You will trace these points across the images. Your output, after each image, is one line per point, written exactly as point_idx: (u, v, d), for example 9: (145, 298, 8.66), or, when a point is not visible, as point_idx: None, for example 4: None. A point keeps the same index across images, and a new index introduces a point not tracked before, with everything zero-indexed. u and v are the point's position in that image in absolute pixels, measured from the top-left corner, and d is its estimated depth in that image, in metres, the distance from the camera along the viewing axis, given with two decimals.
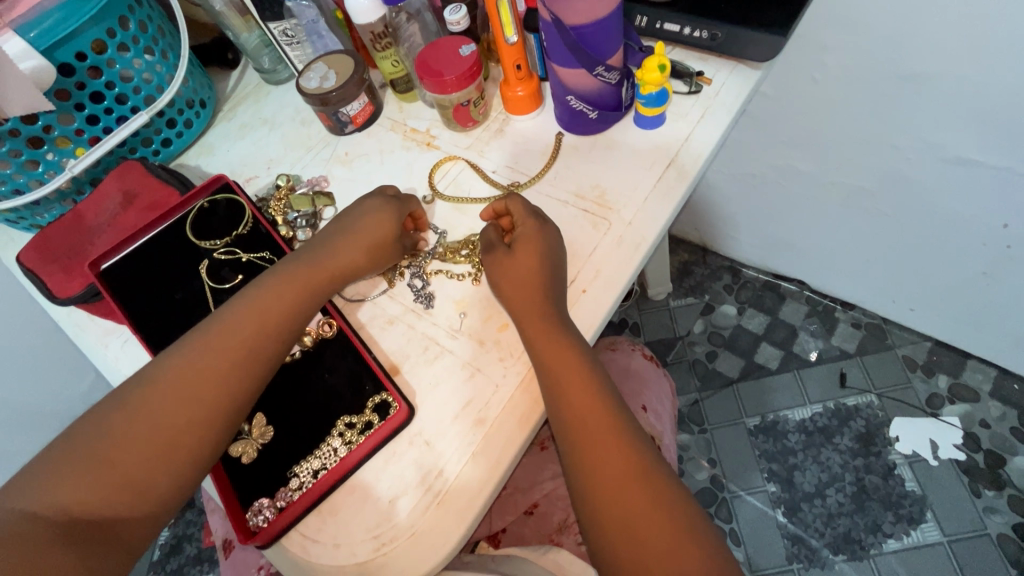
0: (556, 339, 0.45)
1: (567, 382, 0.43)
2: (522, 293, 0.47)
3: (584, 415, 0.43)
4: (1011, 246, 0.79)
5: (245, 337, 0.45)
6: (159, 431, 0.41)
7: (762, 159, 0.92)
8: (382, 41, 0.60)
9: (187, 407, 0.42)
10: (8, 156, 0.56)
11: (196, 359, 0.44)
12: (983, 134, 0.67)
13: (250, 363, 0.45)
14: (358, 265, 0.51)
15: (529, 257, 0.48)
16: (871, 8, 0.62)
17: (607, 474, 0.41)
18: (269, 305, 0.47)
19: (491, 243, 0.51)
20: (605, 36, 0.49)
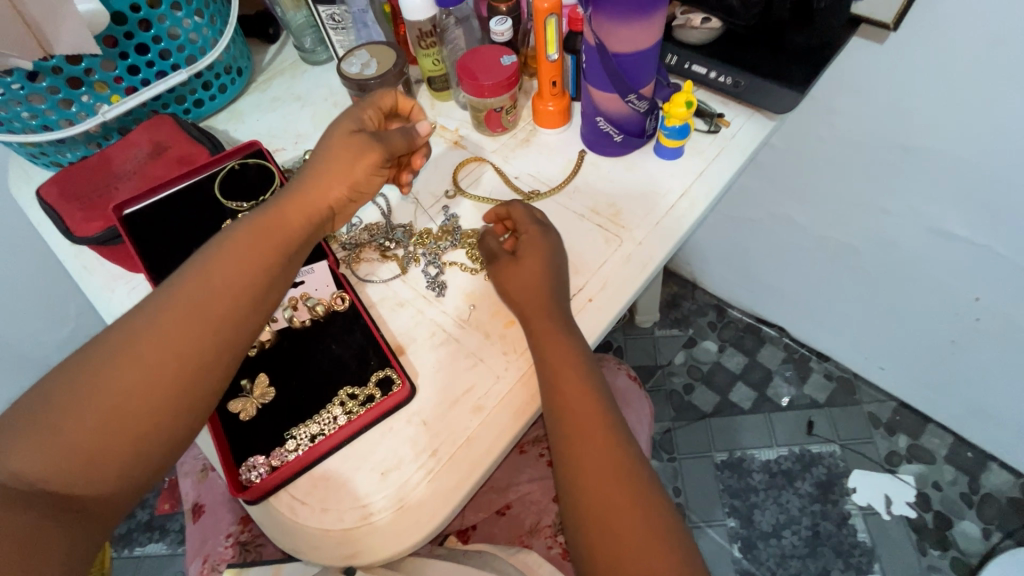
0: (557, 338, 0.47)
1: (564, 379, 0.45)
2: (529, 290, 0.49)
3: (577, 413, 0.45)
4: (979, 319, 0.85)
5: (222, 269, 0.42)
6: (131, 379, 0.38)
7: (761, 206, 0.96)
8: (427, 39, 0.63)
9: (173, 342, 0.39)
10: (45, 92, 0.57)
11: (170, 307, 0.40)
12: (967, 211, 0.73)
13: (239, 287, 0.42)
14: (342, 179, 0.47)
15: (539, 258, 0.51)
16: (881, 80, 0.67)
17: (594, 471, 0.43)
18: (245, 242, 0.44)
19: (493, 251, 0.53)
20: (642, 66, 0.52)
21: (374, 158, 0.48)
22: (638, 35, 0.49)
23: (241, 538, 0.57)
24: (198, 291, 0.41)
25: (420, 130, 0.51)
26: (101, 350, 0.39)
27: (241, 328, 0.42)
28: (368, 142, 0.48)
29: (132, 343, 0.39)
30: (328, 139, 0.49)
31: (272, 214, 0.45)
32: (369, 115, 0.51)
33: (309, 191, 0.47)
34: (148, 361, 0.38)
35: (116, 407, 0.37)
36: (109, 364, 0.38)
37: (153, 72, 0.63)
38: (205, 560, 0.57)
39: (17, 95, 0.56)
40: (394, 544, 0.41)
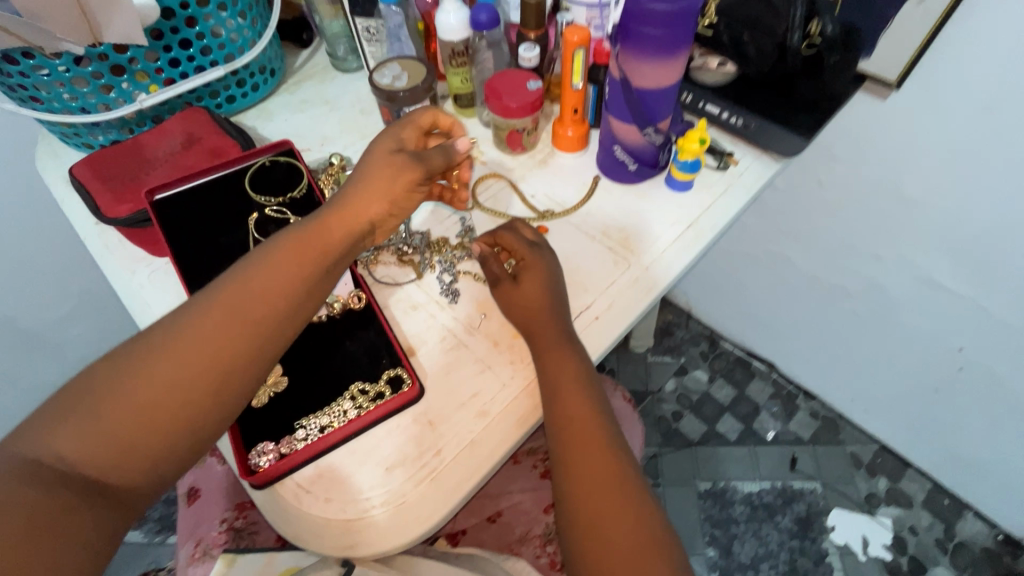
0: (561, 352, 0.49)
1: (567, 392, 0.47)
2: (534, 307, 0.51)
3: (577, 424, 0.47)
4: (962, 369, 0.88)
5: (265, 275, 0.43)
6: (173, 375, 0.38)
7: (760, 243, 1.00)
8: (459, 58, 0.66)
9: (209, 347, 0.39)
10: (88, 76, 0.59)
11: (215, 306, 0.41)
12: (957, 263, 0.76)
13: (277, 297, 0.42)
14: (381, 196, 0.47)
15: (538, 279, 0.52)
16: (883, 133, 0.71)
17: (591, 481, 0.45)
18: (292, 249, 0.44)
19: (497, 276, 0.54)
20: (662, 103, 0.55)
21: (413, 176, 0.48)
22: (661, 74, 0.52)
23: (235, 524, 0.58)
24: (239, 296, 0.41)
25: (459, 148, 0.52)
26: (140, 348, 0.39)
27: (277, 337, 0.42)
28: (408, 160, 0.48)
29: (169, 344, 0.39)
30: (369, 155, 0.49)
31: (312, 226, 0.45)
32: (408, 132, 0.52)
33: (350, 206, 0.46)
34: (184, 363, 0.39)
35: (151, 406, 0.37)
36: (147, 363, 0.38)
37: (192, 66, 0.65)
38: (197, 544, 0.58)
39: (61, 77, 0.58)
40: (395, 539, 0.42)
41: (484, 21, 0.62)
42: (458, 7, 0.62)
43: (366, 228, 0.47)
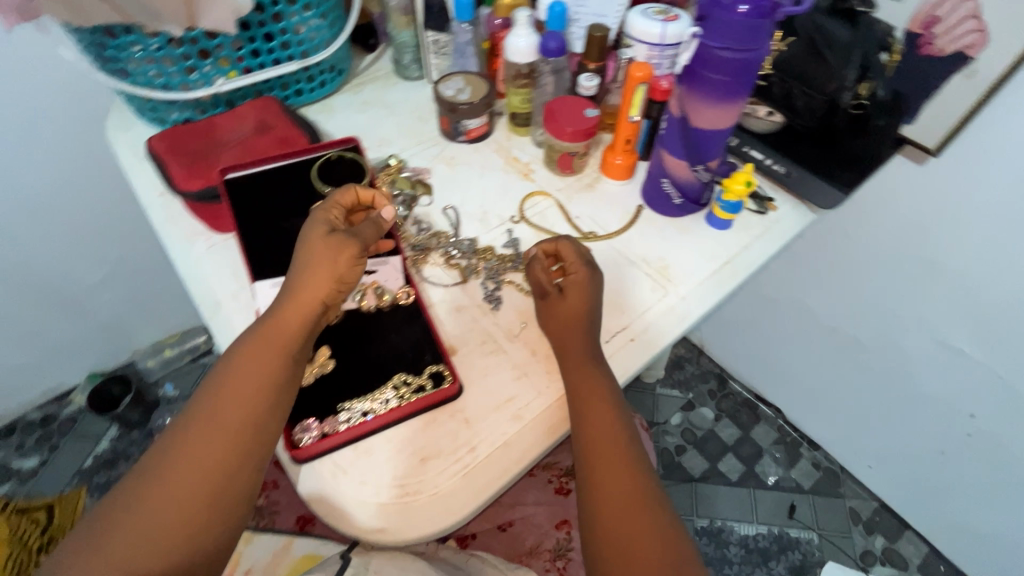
0: (590, 373, 0.50)
1: (592, 412, 0.48)
2: (566, 326, 0.52)
3: (603, 445, 0.48)
4: (971, 436, 0.89)
5: (235, 383, 0.44)
6: (174, 494, 0.41)
7: (781, 289, 1.02)
8: (520, 80, 0.70)
9: (200, 464, 0.42)
10: (178, 57, 0.63)
11: (199, 423, 0.43)
12: (977, 331, 0.78)
13: (247, 400, 0.43)
14: (323, 279, 0.47)
15: (585, 300, 0.53)
16: (918, 196, 0.74)
17: (615, 499, 0.46)
18: (253, 352, 0.45)
19: (546, 288, 0.55)
20: (716, 145, 0.58)
21: (349, 252, 0.48)
22: (721, 117, 0.55)
23: (257, 502, 0.62)
24: (216, 408, 0.43)
25: (385, 217, 0.53)
26: (138, 480, 0.42)
27: (262, 434, 0.43)
28: (341, 238, 0.48)
29: (163, 479, 0.41)
30: (303, 239, 0.48)
31: (264, 325, 0.46)
32: (331, 212, 0.51)
33: (296, 296, 0.46)
34: (180, 482, 0.41)
35: (161, 531, 0.40)
36: (146, 494, 0.41)
37: (271, 58, 0.69)
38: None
39: (152, 55, 0.62)
40: (424, 529, 0.44)
41: (553, 48, 0.66)
42: (529, 32, 0.66)
43: (318, 311, 0.47)
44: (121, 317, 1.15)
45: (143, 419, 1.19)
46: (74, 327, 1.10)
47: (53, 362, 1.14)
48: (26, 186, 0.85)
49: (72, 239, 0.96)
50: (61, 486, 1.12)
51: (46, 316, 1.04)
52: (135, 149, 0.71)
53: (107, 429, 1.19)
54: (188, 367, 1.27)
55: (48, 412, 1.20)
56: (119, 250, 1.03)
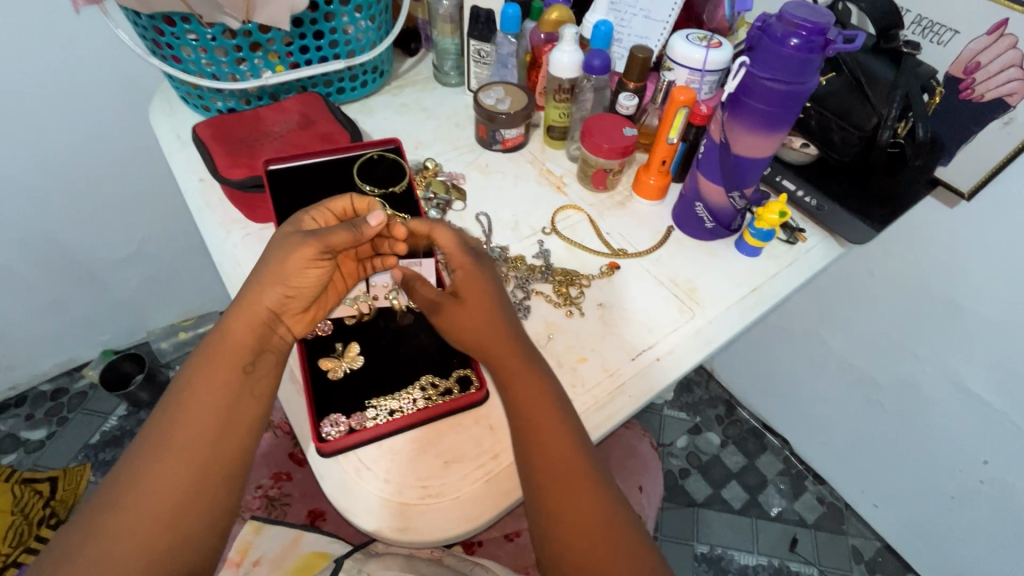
0: (533, 389, 0.47)
1: (536, 433, 0.45)
2: (492, 338, 0.49)
3: (553, 467, 0.44)
4: (982, 482, 0.88)
5: (198, 386, 0.44)
6: (147, 502, 0.40)
7: (798, 321, 1.01)
8: (562, 95, 0.70)
9: (162, 479, 0.41)
10: (230, 48, 0.64)
11: (164, 432, 0.43)
12: (997, 377, 0.78)
13: (204, 410, 0.44)
14: (278, 281, 0.47)
15: (489, 304, 0.50)
16: (946, 238, 0.74)
17: (573, 520, 0.44)
18: (215, 355, 0.45)
19: (436, 299, 0.51)
20: (753, 173, 0.59)
21: (304, 250, 0.46)
22: (761, 145, 0.56)
23: (270, 493, 0.62)
24: (180, 413, 0.44)
25: (370, 222, 0.47)
26: (98, 504, 0.41)
27: (223, 442, 0.43)
28: (299, 237, 0.47)
29: (133, 490, 0.41)
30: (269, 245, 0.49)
31: (217, 336, 0.46)
32: (313, 217, 0.51)
33: (246, 302, 0.46)
34: (143, 500, 0.40)
35: (127, 549, 0.39)
36: (108, 515, 0.40)
37: (318, 56, 0.70)
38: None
39: (206, 45, 0.63)
40: (442, 532, 0.43)
41: (596, 65, 0.66)
42: (573, 49, 0.68)
43: (269, 317, 0.47)
44: (142, 295, 1.16)
45: (151, 400, 1.19)
46: (96, 302, 1.11)
47: (70, 336, 1.15)
48: (67, 159, 0.88)
49: (102, 214, 0.98)
50: (66, 460, 1.12)
51: (69, 290, 1.06)
52: (177, 133, 0.72)
53: (117, 406, 1.20)
54: None
55: (59, 385, 1.21)
56: (145, 228, 1.05)
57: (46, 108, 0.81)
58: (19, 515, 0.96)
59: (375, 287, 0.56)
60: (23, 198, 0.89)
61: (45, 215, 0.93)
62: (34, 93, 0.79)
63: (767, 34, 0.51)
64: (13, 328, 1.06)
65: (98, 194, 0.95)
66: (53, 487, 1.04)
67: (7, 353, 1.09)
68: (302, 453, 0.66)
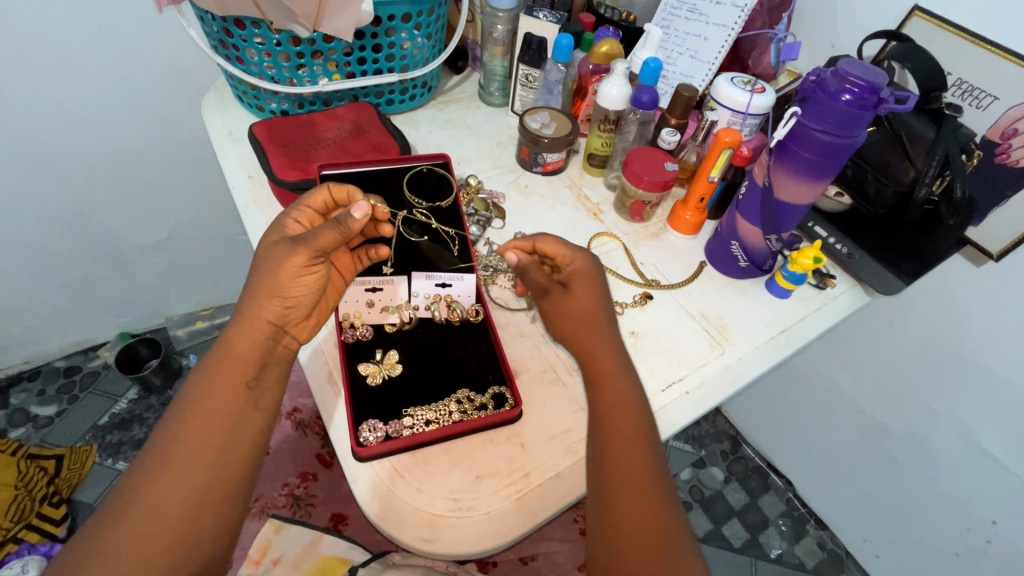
0: (619, 386, 0.49)
1: (614, 428, 0.46)
2: (590, 332, 0.51)
3: (624, 460, 0.45)
4: (990, 542, 0.87)
5: (201, 400, 0.44)
6: (153, 514, 0.40)
7: (812, 363, 1.02)
8: (607, 125, 0.72)
9: (167, 499, 0.41)
10: (292, 54, 0.67)
11: (168, 444, 0.43)
12: (1012, 437, 0.78)
13: (208, 424, 0.43)
14: (275, 294, 0.46)
15: (589, 300, 0.52)
16: (971, 296, 0.74)
17: (633, 526, 0.43)
18: (219, 367, 0.45)
19: (546, 287, 0.54)
20: (792, 218, 0.61)
21: (296, 258, 0.46)
22: (802, 192, 0.58)
23: (297, 491, 0.63)
24: (184, 425, 0.43)
25: (356, 215, 0.48)
26: (98, 522, 0.41)
27: (229, 460, 0.43)
28: (290, 246, 0.46)
29: (139, 502, 0.41)
30: (256, 252, 0.48)
31: (218, 353, 0.46)
32: (293, 218, 0.51)
33: (247, 317, 0.46)
34: (146, 520, 0.40)
35: (138, 563, 0.39)
36: (110, 536, 0.40)
37: (373, 68, 0.72)
38: (256, 499, 0.62)
39: (270, 49, 0.66)
40: (473, 546, 0.44)
41: (645, 101, 0.69)
42: (622, 83, 0.70)
43: (272, 329, 0.47)
44: (166, 281, 1.18)
45: (163, 385, 1.19)
46: (122, 284, 1.13)
47: (90, 315, 1.16)
48: (115, 143, 0.91)
49: (139, 197, 1.00)
50: (74, 438, 1.13)
51: (97, 270, 1.07)
52: (228, 130, 0.74)
53: (128, 389, 1.20)
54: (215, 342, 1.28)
55: (73, 362, 1.21)
56: (179, 216, 1.07)
57: (104, 93, 0.85)
58: (23, 490, 0.97)
59: (415, 296, 0.57)
60: (69, 177, 0.91)
61: (86, 194, 0.95)
62: (95, 79, 0.83)
63: (821, 86, 0.53)
64: (39, 303, 1.07)
65: (138, 178, 0.98)
66: (59, 465, 1.04)
67: (28, 327, 1.10)
68: (329, 454, 0.67)
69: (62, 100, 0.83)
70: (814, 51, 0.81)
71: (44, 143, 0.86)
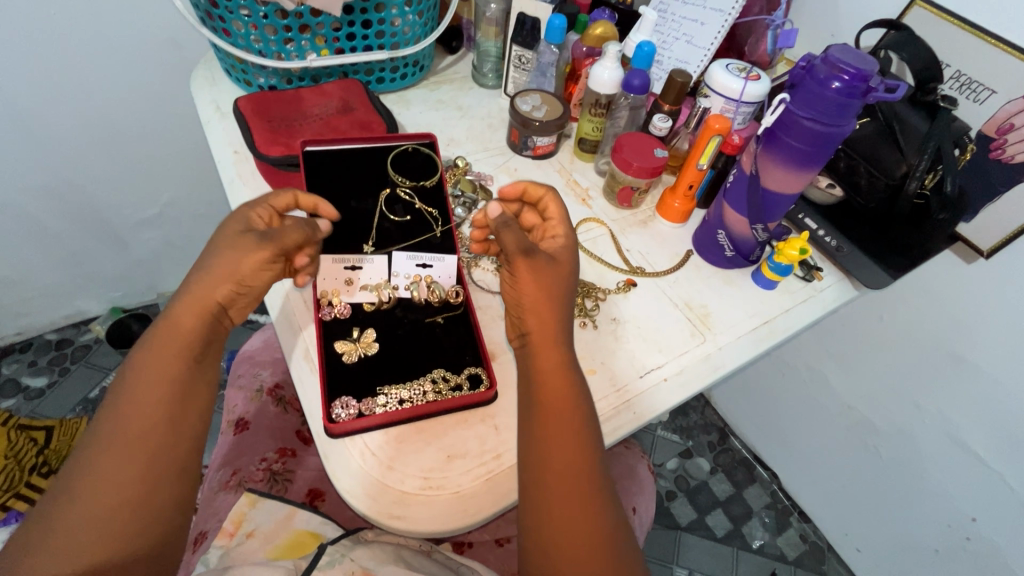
0: (562, 390, 0.45)
1: (551, 425, 0.44)
2: (541, 325, 0.47)
3: (555, 444, 0.44)
4: (969, 539, 0.88)
5: (147, 365, 0.43)
6: (111, 474, 0.40)
7: (802, 357, 1.02)
8: (598, 109, 0.71)
9: (118, 477, 0.40)
10: (280, 27, 0.66)
11: (118, 409, 0.42)
12: (994, 435, 0.78)
13: (156, 387, 0.43)
14: (229, 272, 0.45)
15: (560, 271, 0.48)
16: (959, 292, 0.74)
17: (566, 537, 0.41)
18: (168, 335, 0.44)
19: (530, 246, 0.47)
20: (779, 209, 0.60)
21: (259, 254, 0.46)
22: (790, 181, 0.58)
23: (274, 467, 0.64)
24: (132, 390, 0.43)
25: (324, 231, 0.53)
26: (48, 507, 0.40)
27: (181, 432, 0.43)
28: (253, 239, 0.46)
29: (96, 465, 0.40)
30: (216, 238, 0.48)
31: (166, 322, 0.45)
32: (259, 212, 0.50)
33: (197, 295, 0.45)
34: (99, 495, 0.39)
35: (105, 519, 0.39)
36: (62, 511, 0.39)
37: (363, 45, 0.71)
38: (235, 473, 0.63)
39: (257, 21, 0.65)
40: (439, 525, 0.44)
41: (636, 85, 0.68)
42: (614, 66, 0.68)
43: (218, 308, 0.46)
44: (158, 258, 1.18)
45: None
46: (114, 258, 1.13)
47: (82, 289, 1.16)
48: (106, 117, 0.91)
49: (131, 172, 1.00)
50: (64, 411, 1.13)
51: (89, 244, 1.07)
52: (215, 104, 0.73)
53: (119, 363, 1.20)
54: None
55: (65, 336, 1.22)
56: (171, 192, 1.07)
57: (95, 66, 0.84)
58: (13, 460, 0.98)
59: (397, 276, 0.59)
60: (60, 149, 0.91)
61: (78, 168, 0.95)
62: (85, 51, 0.82)
63: (811, 73, 0.52)
64: (29, 275, 1.07)
65: (130, 153, 0.97)
66: (48, 437, 1.05)
67: (20, 299, 1.11)
68: (308, 432, 0.67)
69: (53, 71, 0.82)
70: (814, 40, 0.80)
71: (34, 115, 0.85)
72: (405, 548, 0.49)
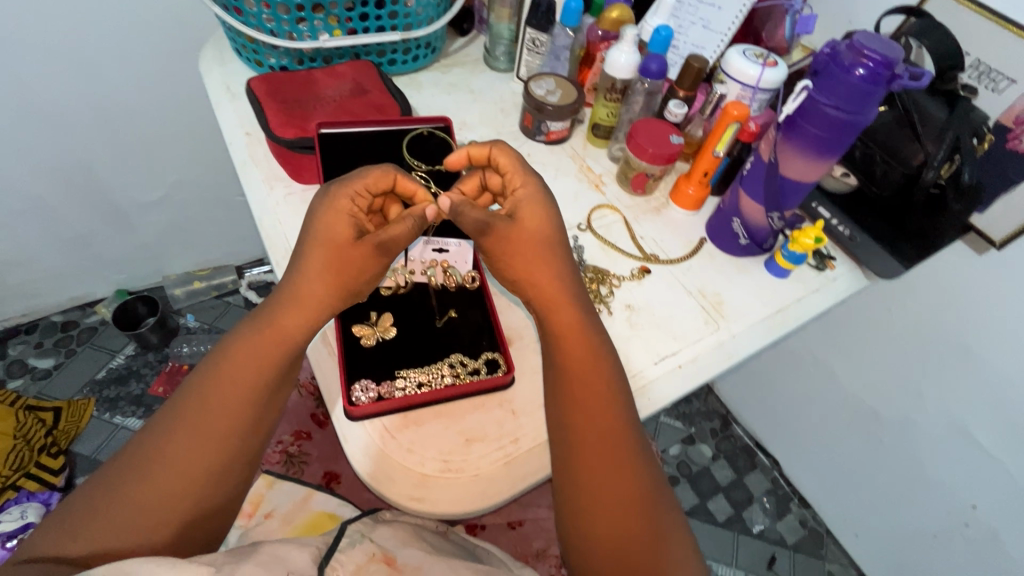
0: (580, 376, 0.46)
1: (578, 408, 0.45)
2: (555, 307, 0.48)
3: (587, 418, 0.45)
4: (968, 525, 0.89)
5: (245, 358, 0.44)
6: (192, 451, 0.41)
7: (808, 346, 1.02)
8: (613, 94, 0.71)
9: (185, 463, 0.41)
10: (292, 6, 0.64)
11: (208, 393, 0.43)
12: (997, 426, 0.79)
13: (250, 383, 0.43)
14: (337, 286, 0.45)
15: (536, 238, 0.48)
16: (969, 283, 0.74)
17: (604, 506, 0.43)
18: (269, 336, 0.44)
19: (487, 220, 0.47)
20: (796, 197, 0.60)
21: (374, 266, 0.46)
22: (810, 169, 0.58)
23: (290, 449, 0.64)
24: (227, 380, 0.43)
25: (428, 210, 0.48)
26: (111, 478, 0.40)
27: (257, 428, 0.44)
28: (369, 254, 0.45)
29: (179, 440, 0.41)
30: (324, 239, 0.45)
31: (265, 321, 0.45)
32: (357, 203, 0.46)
33: (308, 300, 0.45)
34: (176, 467, 0.41)
35: (180, 490, 0.41)
36: (139, 474, 0.40)
37: (376, 25, 0.70)
38: None
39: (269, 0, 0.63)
40: (461, 506, 0.45)
41: (653, 70, 0.67)
42: (632, 50, 0.67)
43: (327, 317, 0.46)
44: (164, 240, 1.17)
45: (160, 343, 1.19)
46: (120, 240, 1.12)
47: (88, 271, 1.16)
48: (113, 96, 0.89)
49: (137, 153, 0.99)
50: (72, 391, 1.14)
51: (95, 225, 1.07)
52: (225, 84, 0.72)
53: (125, 345, 1.20)
54: (212, 303, 1.28)
55: (71, 318, 1.22)
56: (177, 174, 1.06)
57: (102, 44, 0.83)
58: (21, 441, 0.99)
59: (413, 261, 0.58)
60: (66, 128, 0.90)
61: (84, 148, 0.94)
62: (91, 28, 0.80)
63: (834, 60, 0.52)
64: (35, 256, 1.07)
65: (137, 134, 0.96)
66: (56, 418, 1.06)
67: (26, 280, 1.10)
68: (323, 415, 0.67)
69: (58, 49, 0.81)
70: (831, 27, 0.79)
71: (41, 94, 0.84)
72: (420, 529, 0.48)
